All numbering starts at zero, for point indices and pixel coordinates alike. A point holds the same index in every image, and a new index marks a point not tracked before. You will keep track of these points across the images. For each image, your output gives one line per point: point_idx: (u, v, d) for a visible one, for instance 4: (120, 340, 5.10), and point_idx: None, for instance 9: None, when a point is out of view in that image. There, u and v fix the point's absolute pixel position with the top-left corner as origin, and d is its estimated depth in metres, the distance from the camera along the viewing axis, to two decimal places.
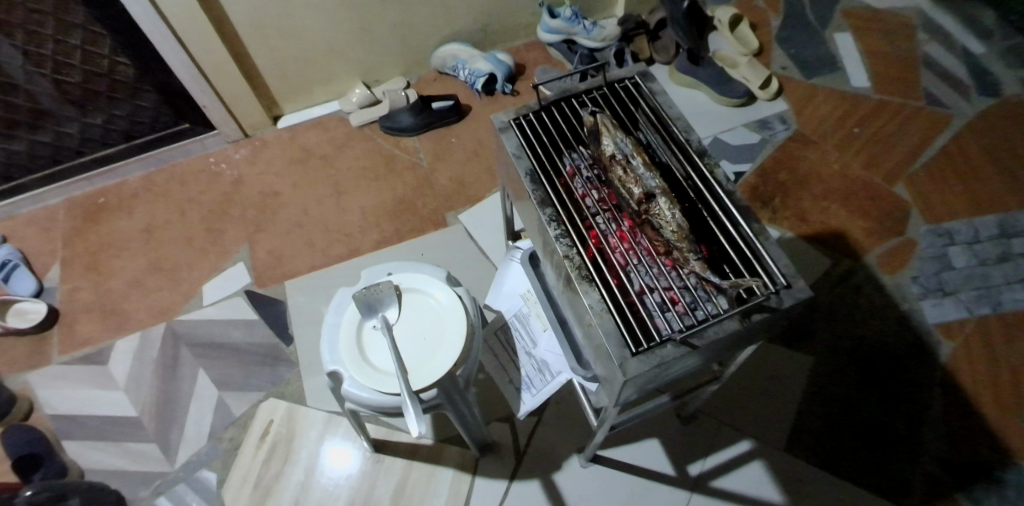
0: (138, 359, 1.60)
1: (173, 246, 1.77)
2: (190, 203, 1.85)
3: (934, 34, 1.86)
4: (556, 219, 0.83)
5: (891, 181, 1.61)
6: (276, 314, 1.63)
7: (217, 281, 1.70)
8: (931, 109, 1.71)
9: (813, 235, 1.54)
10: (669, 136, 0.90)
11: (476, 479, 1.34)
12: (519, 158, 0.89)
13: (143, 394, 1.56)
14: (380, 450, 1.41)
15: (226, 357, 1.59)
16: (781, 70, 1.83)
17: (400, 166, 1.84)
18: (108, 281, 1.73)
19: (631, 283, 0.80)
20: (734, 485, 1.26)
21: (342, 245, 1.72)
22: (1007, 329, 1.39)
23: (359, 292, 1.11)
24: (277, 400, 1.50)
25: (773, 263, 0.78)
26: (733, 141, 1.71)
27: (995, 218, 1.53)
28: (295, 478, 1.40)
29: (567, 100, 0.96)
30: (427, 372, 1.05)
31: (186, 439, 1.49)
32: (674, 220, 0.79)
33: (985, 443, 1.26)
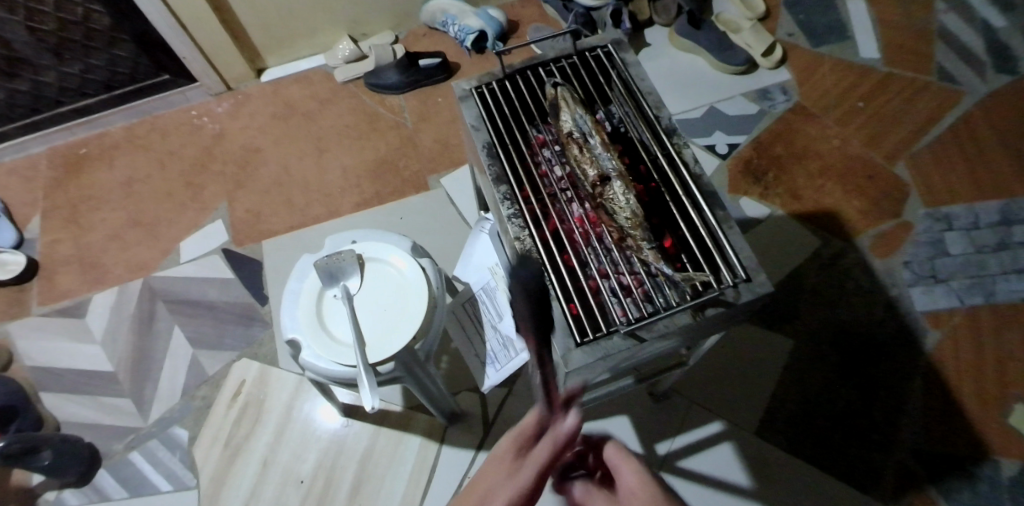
0: (114, 313, 1.59)
1: (152, 200, 1.74)
2: (171, 156, 1.81)
3: (954, 3, 1.74)
4: (509, 197, 0.81)
5: (892, 160, 1.53)
6: (251, 273, 1.60)
7: (195, 237, 1.68)
8: (942, 85, 1.62)
9: (805, 213, 1.48)
10: (639, 111, 0.85)
11: (443, 448, 1.34)
12: (476, 129, 0.86)
13: (119, 349, 1.55)
14: (350, 415, 1.40)
15: (200, 315, 1.57)
16: (787, 37, 1.73)
17: (384, 125, 1.78)
18: (87, 234, 1.71)
19: (583, 269, 0.78)
20: (703, 465, 1.24)
21: (321, 206, 1.68)
22: (999, 321, 1.33)
23: (320, 260, 1.07)
24: (250, 360, 1.49)
25: (733, 255, 0.74)
26: (729, 111, 1.64)
27: (998, 203, 1.45)
28: (265, 439, 1.40)
29: (533, 69, 0.90)
30: (385, 344, 1.01)
31: (159, 394, 1.49)
32: (628, 206, 0.76)
33: (963, 438, 1.23)
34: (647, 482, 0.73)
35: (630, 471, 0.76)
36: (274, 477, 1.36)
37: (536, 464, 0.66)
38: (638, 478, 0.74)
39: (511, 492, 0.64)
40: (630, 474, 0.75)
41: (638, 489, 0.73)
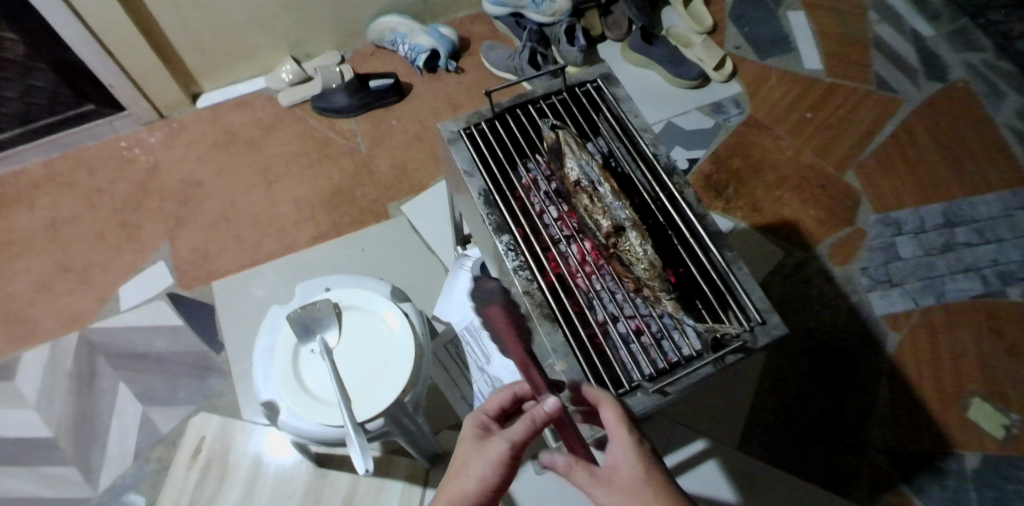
0: (48, 373, 1.43)
1: (82, 243, 1.59)
2: (101, 194, 1.65)
3: (884, 14, 1.85)
4: (513, 247, 0.77)
5: (842, 169, 1.60)
6: (203, 318, 1.48)
7: (134, 282, 1.54)
8: (881, 93, 1.70)
9: (765, 224, 1.53)
10: (636, 150, 0.83)
11: (428, 492, 1.27)
12: (470, 175, 0.81)
13: (57, 413, 1.39)
14: (324, 464, 1.32)
15: (149, 368, 1.44)
16: (734, 50, 1.78)
17: (337, 151, 1.70)
18: (9, 285, 1.54)
19: (592, 313, 0.76)
20: (692, 485, 1.24)
21: (274, 241, 1.58)
22: (951, 318, 1.41)
23: (293, 312, 1.00)
24: (209, 415, 1.37)
25: (747, 297, 0.73)
26: (687, 125, 1.66)
27: (940, 206, 1.54)
28: (232, 499, 1.29)
29: (523, 107, 0.87)
30: (375, 399, 0.96)
31: (108, 459, 1.35)
32: (646, 256, 0.74)
33: (929, 435, 1.28)
34: (641, 456, 0.66)
35: (623, 440, 0.66)
36: None
37: (508, 440, 0.68)
38: (629, 449, 0.66)
39: (482, 466, 0.67)
40: (622, 443, 0.66)
41: (628, 461, 0.65)
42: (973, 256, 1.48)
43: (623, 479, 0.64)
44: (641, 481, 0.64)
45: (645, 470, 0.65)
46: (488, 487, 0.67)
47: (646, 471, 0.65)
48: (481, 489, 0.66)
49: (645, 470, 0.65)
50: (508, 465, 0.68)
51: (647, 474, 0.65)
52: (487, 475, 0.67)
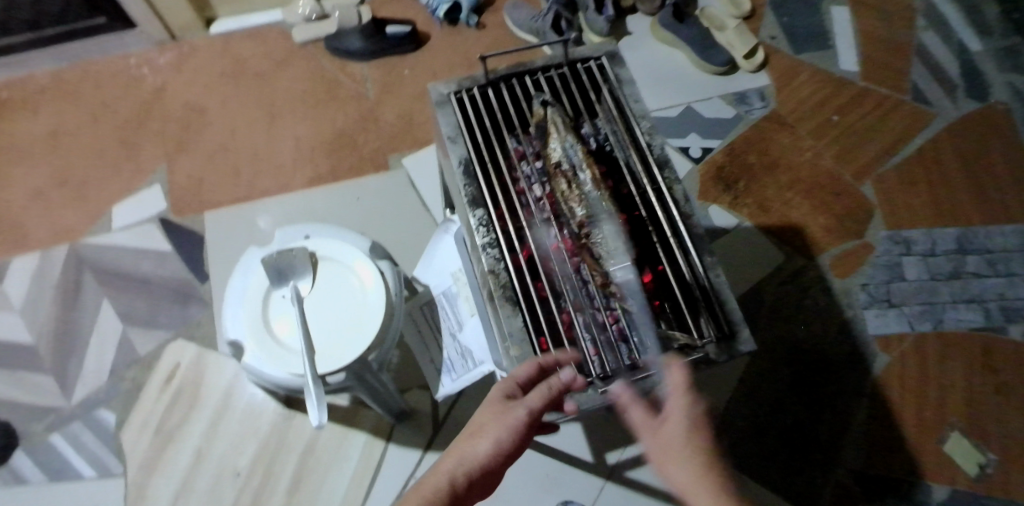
0: (35, 281, 1.44)
1: (81, 157, 1.58)
2: (104, 110, 1.63)
3: (933, 21, 1.74)
4: (485, 223, 0.77)
5: (860, 179, 1.54)
6: (191, 247, 1.47)
7: (128, 202, 1.53)
8: (915, 104, 1.62)
9: (770, 225, 1.48)
10: (630, 137, 0.80)
11: (389, 447, 1.28)
12: (453, 142, 0.81)
13: (40, 322, 1.41)
14: (291, 406, 1.32)
15: (133, 289, 1.44)
16: (769, 39, 1.70)
17: (344, 95, 1.66)
18: (6, 190, 1.54)
19: (557, 300, 0.76)
20: (650, 477, 1.23)
21: (270, 179, 1.55)
22: (944, 348, 1.36)
23: (268, 256, 0.99)
24: (185, 342, 1.38)
25: (717, 307, 0.72)
26: (706, 113, 1.60)
27: (955, 231, 1.48)
28: (200, 428, 1.31)
29: (519, 78, 0.85)
30: (337, 354, 0.95)
31: (84, 374, 1.36)
32: (617, 252, 0.72)
33: (900, 461, 1.26)
34: (698, 417, 0.63)
35: (683, 400, 0.64)
36: (205, 472, 1.27)
37: (526, 407, 0.64)
38: (687, 408, 0.63)
39: (497, 431, 0.63)
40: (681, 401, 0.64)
41: (676, 420, 0.63)
42: (979, 287, 1.43)
43: (670, 433, 0.62)
44: (687, 439, 0.61)
45: (698, 432, 0.62)
46: (503, 449, 0.62)
47: (700, 432, 0.62)
48: (495, 451, 0.62)
49: (696, 430, 0.62)
50: (523, 434, 0.64)
51: (699, 434, 0.62)
52: (503, 439, 0.62)
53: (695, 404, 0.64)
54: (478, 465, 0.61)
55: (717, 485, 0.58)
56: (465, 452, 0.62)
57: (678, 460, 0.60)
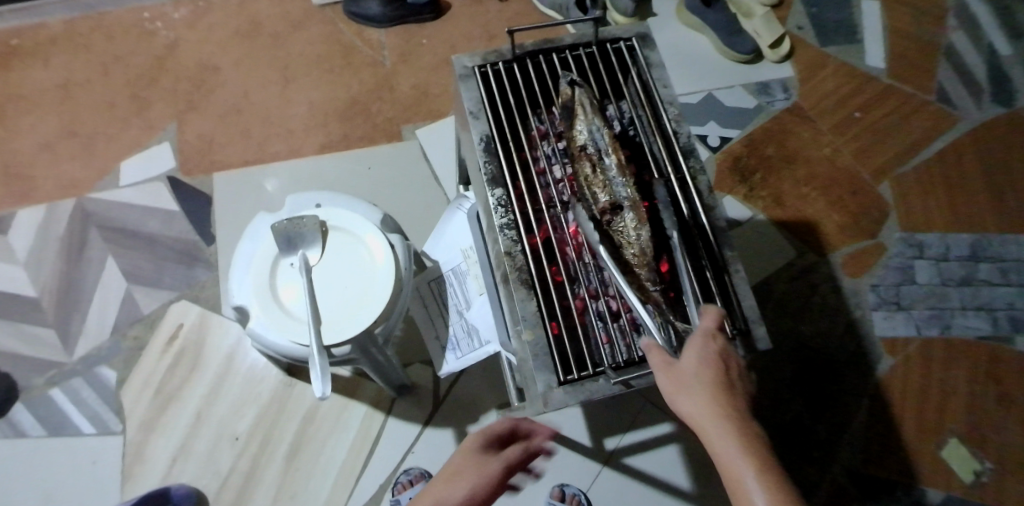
0: (40, 234, 1.43)
1: (90, 110, 1.56)
2: (115, 63, 1.61)
3: (965, 20, 1.70)
4: (503, 203, 0.76)
5: (878, 178, 1.51)
6: (198, 208, 1.46)
7: (136, 159, 1.51)
8: (939, 106, 1.59)
9: (784, 220, 1.46)
10: (656, 124, 0.79)
11: (389, 420, 1.28)
12: (475, 118, 0.79)
13: (44, 275, 1.40)
14: (293, 374, 1.32)
15: (139, 248, 1.43)
16: (796, 30, 1.66)
17: (360, 62, 1.62)
18: (14, 140, 1.52)
19: (572, 286, 0.75)
20: (647, 465, 1.24)
21: (280, 144, 1.53)
22: (949, 354, 1.36)
23: (278, 223, 0.97)
24: (189, 304, 1.37)
25: (736, 303, 0.72)
26: (727, 101, 1.57)
27: (970, 237, 1.46)
28: (201, 390, 1.31)
29: (546, 54, 0.83)
30: (343, 326, 0.94)
31: (87, 330, 1.36)
32: (638, 241, 0.71)
33: (896, 464, 1.26)
34: (717, 354, 0.64)
35: (701, 338, 0.65)
36: (204, 434, 1.28)
37: (504, 461, 0.69)
38: (705, 347, 0.64)
39: (475, 478, 0.66)
40: (700, 340, 0.65)
41: (695, 359, 0.63)
42: (989, 295, 1.41)
43: (686, 367, 0.63)
44: (704, 377, 0.62)
45: (716, 368, 0.63)
46: (480, 498, 0.65)
47: (719, 367, 0.63)
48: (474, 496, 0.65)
49: (715, 366, 0.63)
50: (499, 487, 0.68)
51: (717, 370, 0.63)
52: (479, 486, 0.66)
53: (713, 341, 0.65)
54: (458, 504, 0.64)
55: (731, 416, 0.60)
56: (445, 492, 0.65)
57: (692, 392, 0.62)
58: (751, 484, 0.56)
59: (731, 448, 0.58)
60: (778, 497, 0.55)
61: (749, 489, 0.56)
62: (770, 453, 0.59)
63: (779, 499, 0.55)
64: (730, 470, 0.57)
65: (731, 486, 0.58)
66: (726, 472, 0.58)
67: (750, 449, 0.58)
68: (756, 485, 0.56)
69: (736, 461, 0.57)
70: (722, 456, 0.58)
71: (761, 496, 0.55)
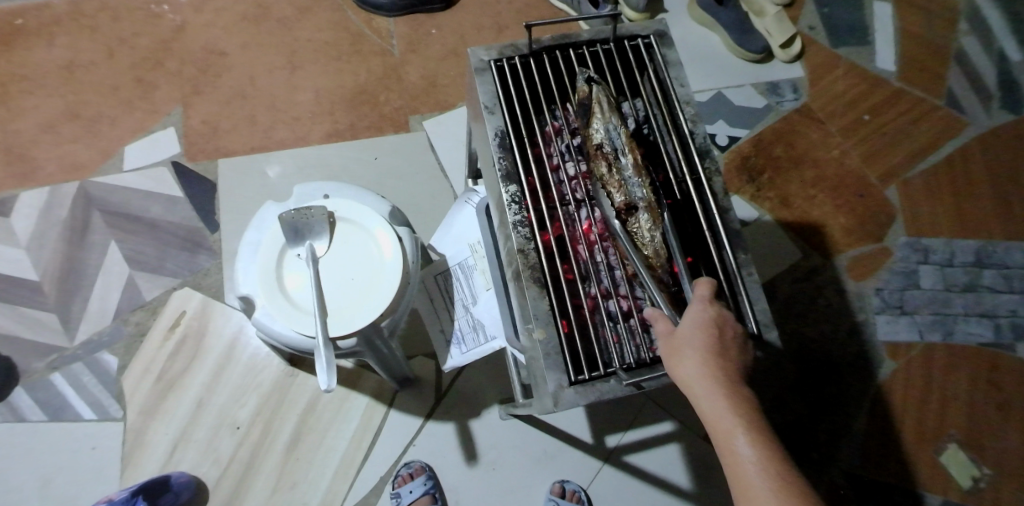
0: (43, 216, 1.42)
1: (95, 92, 1.54)
2: (121, 45, 1.59)
3: (976, 25, 1.69)
4: (517, 199, 0.76)
5: (885, 182, 1.51)
6: (202, 194, 1.45)
7: (140, 143, 1.49)
8: (948, 111, 1.58)
9: (791, 221, 1.46)
10: (673, 124, 0.79)
11: (390, 412, 1.28)
12: (490, 112, 0.79)
13: (46, 258, 1.39)
14: (295, 364, 1.32)
15: (142, 233, 1.42)
16: (807, 30, 1.65)
17: (368, 50, 1.61)
18: (17, 121, 1.51)
19: (584, 284, 0.75)
20: (647, 463, 1.24)
21: (286, 131, 1.52)
22: (951, 361, 1.36)
23: (286, 213, 0.96)
24: (191, 291, 1.37)
25: (748, 306, 0.72)
26: (736, 100, 1.56)
27: (975, 243, 1.46)
28: (201, 377, 1.30)
29: (563, 50, 0.83)
30: (350, 319, 0.94)
31: (88, 314, 1.35)
32: (652, 242, 0.72)
33: (895, 468, 1.27)
34: (711, 320, 0.64)
35: (696, 305, 0.65)
36: (205, 421, 1.27)
37: None
38: (702, 313, 0.64)
39: None
40: (695, 307, 0.65)
41: (691, 325, 0.64)
42: (993, 302, 1.41)
43: (681, 334, 0.64)
44: (700, 341, 0.62)
45: (710, 333, 0.63)
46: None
47: (713, 332, 0.63)
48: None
49: (709, 331, 0.63)
50: None
51: (711, 335, 0.63)
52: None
53: (708, 307, 0.65)
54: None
55: (722, 378, 0.60)
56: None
57: (685, 356, 0.62)
58: (739, 444, 0.57)
59: (721, 409, 0.58)
60: (766, 457, 0.56)
61: (737, 446, 0.57)
62: (761, 416, 0.59)
63: (766, 460, 0.55)
64: (720, 430, 0.58)
65: (721, 448, 0.58)
66: (715, 433, 0.59)
67: (739, 410, 0.58)
68: (744, 444, 0.57)
69: (726, 420, 0.58)
70: (712, 417, 0.59)
71: (749, 454, 0.56)
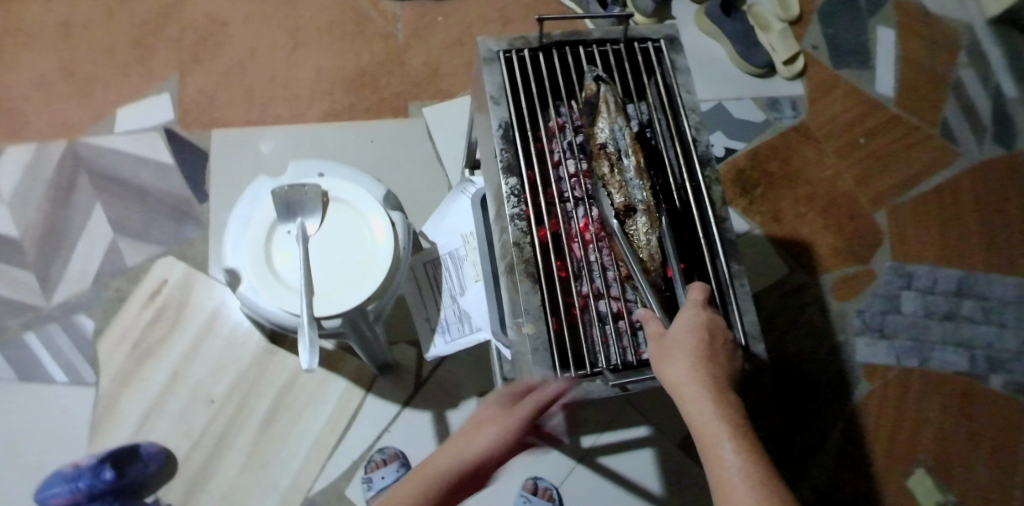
0: (28, 173, 1.39)
1: (91, 52, 1.51)
2: (121, 6, 1.56)
3: (975, 58, 1.71)
4: (517, 192, 0.75)
5: (875, 206, 1.53)
6: (193, 163, 1.43)
7: (134, 106, 1.47)
8: (942, 141, 1.61)
9: (780, 237, 1.47)
10: (676, 129, 0.80)
11: (368, 398, 1.27)
12: (496, 103, 0.78)
13: (28, 216, 1.36)
14: (275, 342, 1.31)
15: (128, 198, 1.39)
16: (811, 49, 1.67)
17: (373, 32, 1.59)
18: (9, 74, 1.47)
19: (577, 283, 0.75)
20: (621, 466, 1.25)
21: (284, 107, 1.50)
22: (926, 386, 1.38)
23: (279, 189, 0.95)
24: (175, 260, 1.35)
25: (737, 316, 0.73)
26: (736, 113, 1.57)
27: (957, 273, 1.48)
28: (179, 349, 1.29)
29: (573, 47, 0.83)
30: (337, 300, 0.93)
31: (67, 276, 1.33)
32: (648, 246, 0.72)
33: (863, 487, 1.29)
34: (703, 326, 0.65)
35: (690, 309, 0.66)
36: (179, 393, 1.26)
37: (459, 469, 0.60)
38: (694, 318, 0.66)
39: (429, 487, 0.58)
40: (688, 312, 0.66)
41: (683, 327, 0.65)
42: (970, 332, 1.44)
43: (672, 337, 0.65)
44: (691, 344, 0.63)
45: (702, 337, 0.64)
46: (509, 437, 0.61)
47: (705, 338, 0.64)
48: (502, 440, 0.61)
49: (700, 335, 0.64)
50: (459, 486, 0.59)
51: (702, 339, 0.64)
52: (507, 428, 0.62)
53: (701, 313, 0.66)
54: (484, 455, 0.60)
55: (711, 383, 0.60)
56: (471, 440, 0.61)
57: (675, 357, 0.62)
58: (724, 447, 0.56)
59: (707, 412, 0.58)
60: (752, 463, 0.54)
61: (722, 452, 0.55)
62: (748, 424, 0.58)
63: (751, 465, 0.54)
64: (706, 434, 0.57)
65: (705, 452, 0.57)
66: (700, 438, 0.58)
67: (726, 415, 0.58)
68: (730, 451, 0.55)
69: (711, 424, 0.57)
70: (698, 419, 0.58)
71: (734, 461, 0.55)
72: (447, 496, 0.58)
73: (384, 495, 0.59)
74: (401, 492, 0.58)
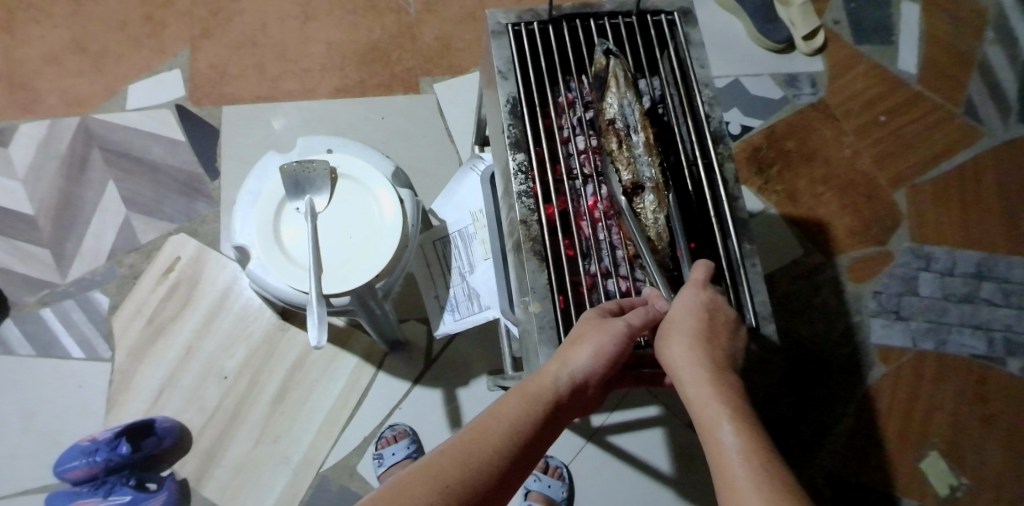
0: (42, 149, 1.40)
1: (103, 27, 1.51)
2: None
3: (1003, 33, 1.65)
4: (524, 169, 0.74)
5: (895, 186, 1.49)
6: (205, 140, 1.42)
7: (145, 82, 1.47)
8: (966, 119, 1.56)
9: (796, 217, 1.45)
10: (689, 104, 0.78)
11: (379, 374, 1.28)
12: (503, 78, 0.78)
13: (43, 192, 1.38)
14: (287, 318, 1.31)
15: (141, 175, 1.40)
16: (832, 24, 1.62)
17: (383, 6, 1.57)
18: (22, 49, 1.48)
19: (584, 262, 0.74)
20: (630, 445, 1.25)
21: (294, 83, 1.49)
22: (941, 370, 1.36)
23: (287, 165, 0.95)
24: (187, 237, 1.35)
25: (748, 297, 0.71)
26: (753, 89, 1.54)
27: (978, 255, 1.45)
28: (192, 324, 1.30)
29: (584, 20, 0.81)
30: (345, 276, 0.93)
31: (82, 252, 1.34)
32: (656, 224, 0.71)
33: (873, 470, 1.28)
34: (703, 305, 0.64)
35: (690, 289, 0.65)
36: (193, 368, 1.28)
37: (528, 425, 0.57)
38: (695, 297, 0.65)
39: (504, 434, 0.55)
40: (689, 291, 0.65)
41: (683, 307, 0.64)
42: (989, 315, 1.41)
43: (672, 317, 0.64)
44: (690, 323, 0.62)
45: (701, 317, 0.63)
46: (605, 359, 0.61)
47: (704, 318, 0.63)
48: (598, 362, 0.61)
49: (700, 315, 0.63)
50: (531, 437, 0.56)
51: (702, 318, 0.63)
52: (604, 347, 0.61)
53: (702, 292, 0.65)
54: (581, 375, 0.60)
55: (709, 365, 0.60)
56: (567, 361, 0.61)
57: (674, 338, 0.62)
58: (722, 430, 0.55)
59: (705, 394, 0.58)
60: (750, 444, 0.54)
61: (721, 433, 0.55)
62: (747, 405, 0.58)
63: (750, 447, 0.54)
64: (705, 416, 0.57)
65: (704, 433, 0.57)
66: (699, 420, 0.58)
67: (724, 397, 0.57)
68: (728, 432, 0.55)
69: (710, 406, 0.57)
70: (696, 402, 0.58)
71: (732, 442, 0.54)
72: (550, 412, 0.58)
73: (486, 411, 0.58)
74: (505, 408, 0.57)
